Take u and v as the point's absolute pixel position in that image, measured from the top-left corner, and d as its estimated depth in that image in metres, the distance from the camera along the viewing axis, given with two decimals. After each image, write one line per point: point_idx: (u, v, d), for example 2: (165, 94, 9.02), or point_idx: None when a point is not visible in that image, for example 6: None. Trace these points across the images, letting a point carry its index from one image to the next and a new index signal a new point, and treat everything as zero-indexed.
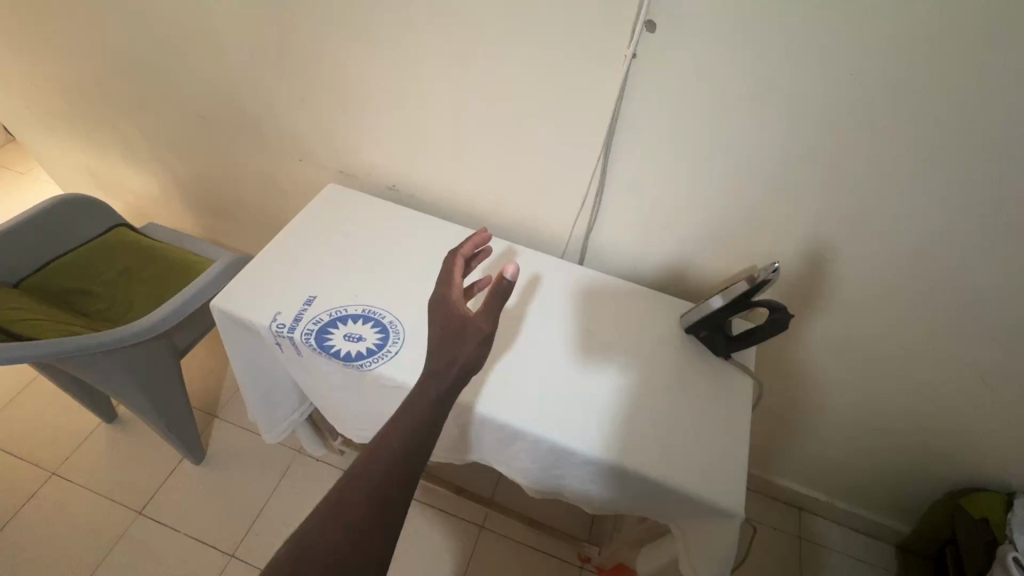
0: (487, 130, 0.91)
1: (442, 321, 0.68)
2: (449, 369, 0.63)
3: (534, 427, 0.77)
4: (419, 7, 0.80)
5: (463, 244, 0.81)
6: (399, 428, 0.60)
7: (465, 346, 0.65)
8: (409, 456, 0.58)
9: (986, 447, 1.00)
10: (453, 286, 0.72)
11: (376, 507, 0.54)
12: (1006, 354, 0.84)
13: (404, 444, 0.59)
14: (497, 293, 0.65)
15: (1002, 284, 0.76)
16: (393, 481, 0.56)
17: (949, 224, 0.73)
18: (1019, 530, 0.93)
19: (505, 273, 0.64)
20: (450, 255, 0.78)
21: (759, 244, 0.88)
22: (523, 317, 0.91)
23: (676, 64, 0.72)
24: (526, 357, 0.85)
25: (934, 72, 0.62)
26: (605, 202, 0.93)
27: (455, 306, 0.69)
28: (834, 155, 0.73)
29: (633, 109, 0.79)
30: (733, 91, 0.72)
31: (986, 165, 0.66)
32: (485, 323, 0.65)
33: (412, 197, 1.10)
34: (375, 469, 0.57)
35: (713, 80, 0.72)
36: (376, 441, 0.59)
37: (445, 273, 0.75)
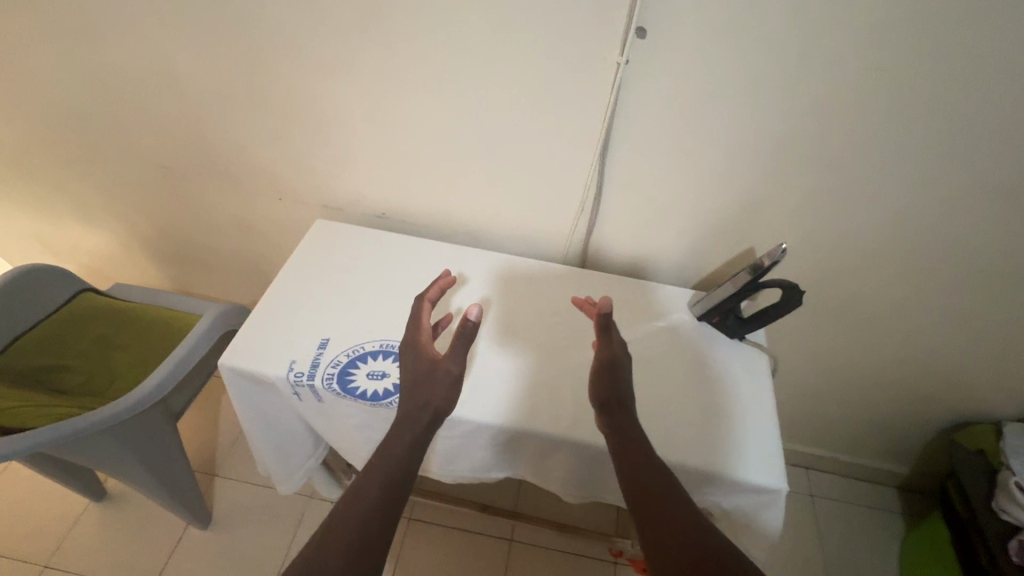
0: (478, 148, 0.90)
1: (412, 367, 0.71)
2: (423, 412, 0.67)
3: (574, 436, 0.77)
4: (405, 32, 0.79)
5: (430, 288, 0.82)
6: (376, 475, 0.62)
7: (438, 389, 0.69)
8: (386, 502, 0.60)
9: (975, 384, 1.08)
10: (421, 331, 0.75)
11: (355, 560, 0.54)
12: (986, 297, 0.91)
13: (382, 491, 0.61)
14: (464, 335, 0.69)
15: (976, 235, 0.83)
16: (372, 530, 0.57)
17: (937, 180, 0.78)
18: (1013, 456, 1.00)
19: (469, 314, 0.69)
20: (416, 302, 0.79)
21: (755, 228, 0.91)
22: (540, 327, 0.90)
23: (672, 62, 0.73)
24: (553, 371, 0.84)
25: (920, 41, 0.65)
26: (603, 205, 0.93)
27: (426, 351, 0.72)
28: (824, 133, 0.76)
29: (630, 110, 0.79)
30: (728, 83, 0.74)
31: (963, 126, 0.71)
32: (454, 367, 0.69)
33: (402, 224, 1.08)
34: (353, 519, 0.57)
35: (709, 72, 0.73)
36: (353, 488, 0.61)
37: (411, 318, 0.77)
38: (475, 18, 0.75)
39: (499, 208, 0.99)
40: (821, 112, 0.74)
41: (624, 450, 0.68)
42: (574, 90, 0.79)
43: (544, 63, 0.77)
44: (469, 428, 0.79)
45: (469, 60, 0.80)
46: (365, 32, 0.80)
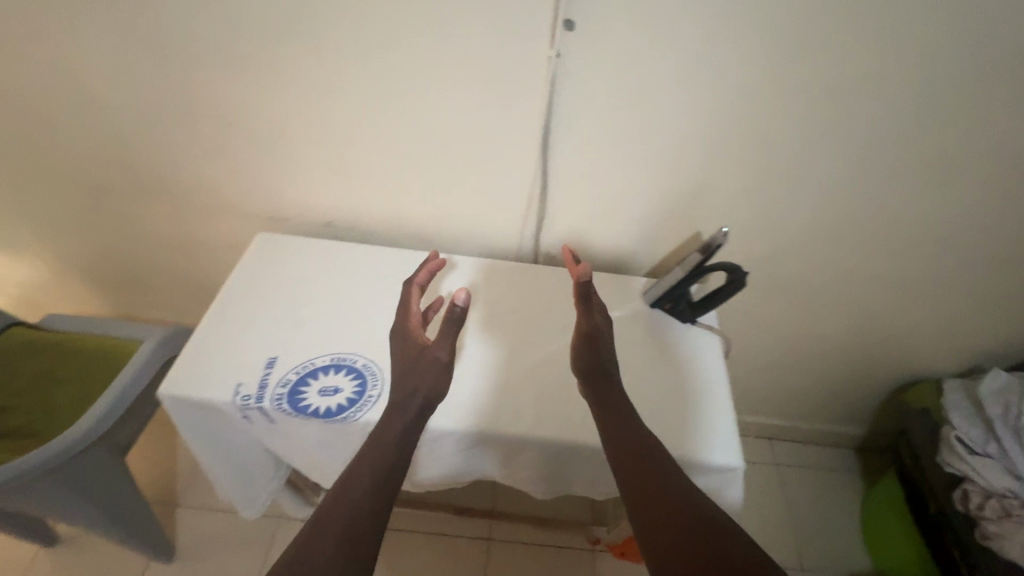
0: (417, 149, 0.88)
1: (403, 352, 0.72)
2: (413, 400, 0.66)
3: (532, 433, 0.76)
4: (339, 34, 0.75)
5: (418, 273, 0.84)
6: (367, 461, 0.61)
7: (427, 375, 0.68)
8: (379, 490, 0.59)
9: (917, 345, 1.14)
10: (410, 317, 0.76)
11: (349, 548, 0.52)
12: (917, 261, 0.96)
13: (373, 478, 0.59)
14: (451, 320, 0.68)
15: (903, 202, 0.87)
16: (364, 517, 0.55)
17: (871, 152, 0.81)
18: (953, 409, 1.04)
19: (456, 300, 0.67)
20: (405, 287, 0.81)
21: (700, 212, 0.93)
22: (497, 326, 0.89)
23: (614, 52, 0.72)
24: (503, 369, 0.83)
25: (834, 21, 0.68)
26: (551, 200, 0.92)
27: (415, 336, 0.73)
28: (757, 115, 0.78)
29: (575, 103, 0.78)
30: (669, 71, 0.74)
31: (881, 100, 0.75)
32: (443, 352, 0.69)
33: (350, 231, 1.04)
34: (344, 509, 0.56)
35: (650, 61, 0.73)
36: (343, 478, 0.59)
37: (401, 304, 0.79)
38: (401, 15, 0.72)
39: (448, 210, 0.97)
40: (762, 93, 0.75)
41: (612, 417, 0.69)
42: (516, 88, 0.77)
43: (484, 61, 0.75)
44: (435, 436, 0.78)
45: (406, 61, 0.77)
46: (297, 36, 0.76)
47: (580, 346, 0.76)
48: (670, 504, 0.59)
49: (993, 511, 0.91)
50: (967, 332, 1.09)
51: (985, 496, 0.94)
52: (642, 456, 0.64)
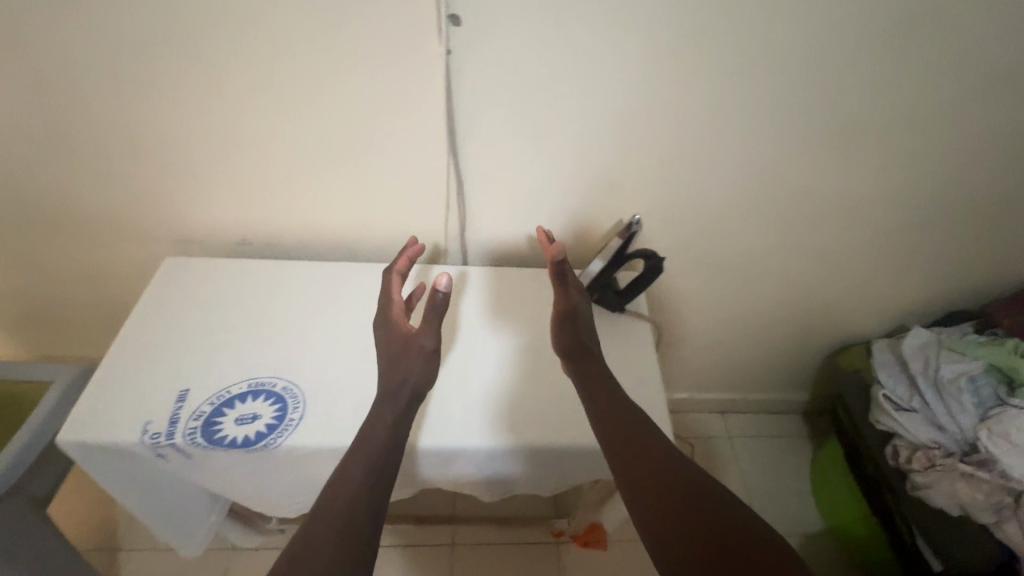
0: (324, 157, 0.84)
1: (387, 341, 0.73)
2: (401, 390, 0.69)
3: (490, 440, 0.75)
4: (228, 44, 0.71)
5: (397, 261, 0.83)
6: (359, 459, 0.62)
7: (414, 364, 0.70)
8: (373, 485, 0.60)
9: (845, 311, 1.17)
10: (393, 304, 0.76)
11: (348, 542, 0.54)
12: (833, 230, 0.99)
13: (365, 473, 0.61)
14: (435, 307, 0.69)
15: (813, 174, 0.89)
16: (359, 514, 0.57)
17: (782, 130, 0.82)
18: (883, 368, 1.07)
19: (438, 284, 0.68)
20: (386, 275, 0.81)
21: (623, 201, 0.91)
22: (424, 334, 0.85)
23: (518, 47, 0.71)
24: (455, 380, 0.81)
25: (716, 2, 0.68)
26: (471, 202, 0.89)
27: (399, 324, 0.74)
28: (659, 100, 0.77)
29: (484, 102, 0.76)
30: (577, 64, 0.72)
31: (775, 76, 0.76)
32: (428, 340, 0.70)
33: (267, 249, 0.99)
34: (336, 509, 0.57)
35: (556, 54, 0.72)
36: (334, 481, 0.60)
37: (382, 293, 0.78)
38: (278, 18, 0.68)
39: (367, 218, 0.92)
40: (671, 80, 0.75)
41: (592, 391, 0.71)
42: (423, 90, 0.74)
43: (385, 64, 0.72)
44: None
45: (304, 69, 0.73)
46: (183, 48, 0.71)
47: (560, 324, 0.77)
48: (653, 470, 0.60)
49: (919, 463, 0.96)
50: (893, 297, 1.14)
51: (913, 449, 0.99)
52: (623, 425, 0.66)
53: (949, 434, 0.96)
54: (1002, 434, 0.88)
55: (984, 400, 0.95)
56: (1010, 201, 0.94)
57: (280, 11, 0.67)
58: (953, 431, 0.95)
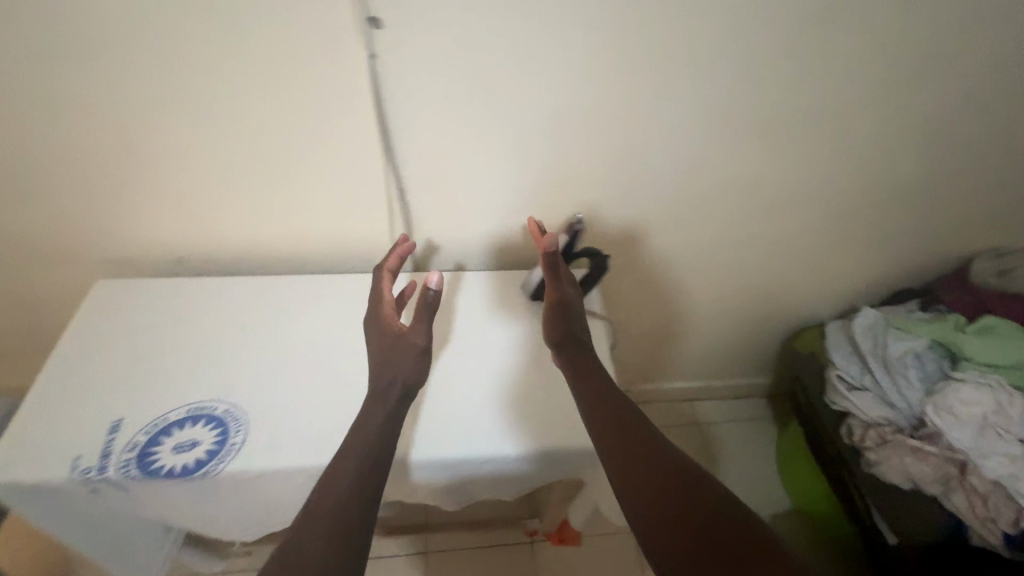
0: (252, 172, 0.78)
1: (379, 338, 0.72)
2: (391, 390, 0.68)
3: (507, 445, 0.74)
4: (138, 58, 0.65)
5: (387, 258, 0.79)
6: (351, 455, 0.62)
7: (405, 361, 0.69)
8: (364, 483, 0.61)
9: (801, 295, 1.18)
10: (383, 302, 0.75)
11: (341, 541, 0.56)
12: (784, 218, 0.99)
13: (357, 471, 0.61)
14: (426, 304, 0.69)
15: (760, 165, 0.88)
16: (351, 511, 0.58)
17: (732, 125, 0.81)
18: (836, 349, 1.09)
19: (430, 283, 0.69)
20: (375, 273, 0.78)
21: (574, 202, 0.88)
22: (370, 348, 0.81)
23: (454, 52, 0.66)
24: (445, 397, 0.77)
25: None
26: (415, 212, 0.84)
27: (390, 322, 0.73)
28: (600, 99, 0.74)
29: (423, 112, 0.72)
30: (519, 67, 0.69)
31: (715, 70, 0.74)
32: (421, 338, 0.70)
33: (202, 270, 0.92)
34: (327, 508, 0.58)
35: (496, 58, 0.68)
36: (324, 481, 0.61)
37: (373, 291, 0.77)
38: (182, 27, 0.62)
39: (307, 232, 0.87)
40: (618, 80, 0.73)
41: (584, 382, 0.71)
42: (356, 100, 0.70)
43: (314, 74, 0.67)
44: (303, 480, 0.69)
45: (225, 81, 0.68)
46: (84, 60, 0.65)
47: (551, 316, 0.76)
48: (638, 456, 0.62)
49: (872, 441, 0.99)
50: (848, 281, 1.16)
51: (865, 428, 1.01)
52: (610, 411, 0.67)
53: (899, 410, 0.99)
54: (946, 408, 0.92)
55: (930, 374, 0.98)
56: (952, 185, 0.97)
57: (193, 21, 0.62)
58: (902, 407, 0.99)
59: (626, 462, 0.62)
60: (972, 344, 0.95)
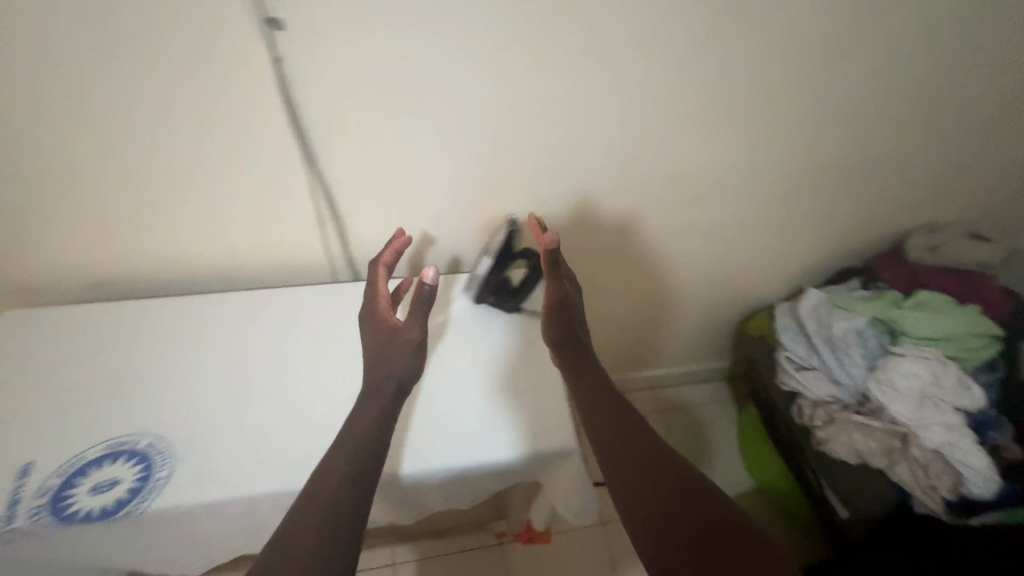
0: (164, 185, 0.73)
1: (375, 332, 0.71)
2: (388, 382, 0.67)
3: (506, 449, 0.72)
4: (18, 72, 0.58)
5: (382, 254, 0.78)
6: (343, 449, 0.60)
7: (401, 357, 0.69)
8: (359, 476, 0.58)
9: (752, 282, 1.19)
10: (379, 296, 0.74)
11: (332, 536, 0.53)
12: (731, 213, 0.97)
13: (351, 463, 0.59)
14: (421, 299, 0.68)
15: (703, 161, 0.85)
16: (343, 511, 0.55)
17: (673, 125, 0.78)
18: (785, 332, 1.11)
19: (425, 278, 0.68)
20: (369, 268, 0.77)
21: (514, 203, 0.85)
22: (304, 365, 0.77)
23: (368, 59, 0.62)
24: (435, 404, 0.75)
25: None
26: (348, 218, 0.81)
27: (385, 316, 0.72)
28: (529, 100, 0.71)
29: (343, 120, 0.68)
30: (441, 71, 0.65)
31: (648, 67, 0.70)
32: (415, 332, 0.69)
33: (125, 290, 0.86)
34: (315, 508, 0.55)
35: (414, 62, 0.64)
36: (315, 475, 0.59)
37: (367, 287, 0.76)
38: (57, 35, 0.56)
39: (234, 244, 0.82)
40: (550, 81, 0.69)
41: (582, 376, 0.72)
42: (267, 107, 0.65)
43: (219, 81, 0.62)
44: (241, 509, 0.66)
45: (120, 95, 0.62)
46: None
47: (551, 314, 0.77)
48: (631, 444, 0.62)
49: (820, 419, 1.02)
50: (796, 267, 1.17)
51: (814, 406, 1.04)
52: (605, 402, 0.68)
53: (844, 386, 1.03)
54: (886, 381, 0.95)
55: (871, 351, 1.00)
56: (896, 172, 0.97)
57: (72, 32, 0.56)
58: (847, 383, 1.02)
59: (623, 448, 0.62)
60: (909, 319, 0.97)
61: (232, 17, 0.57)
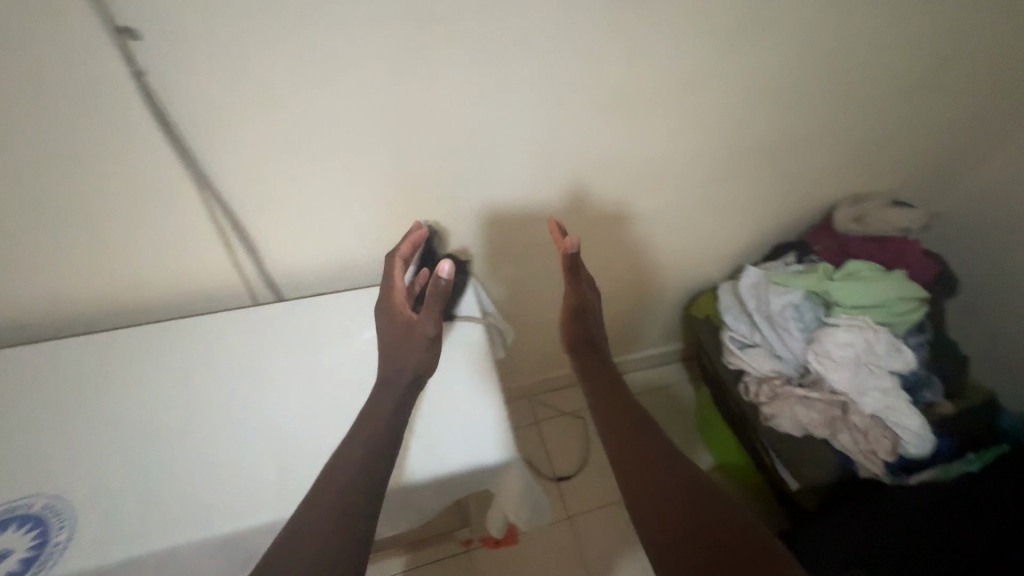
0: (32, 219, 0.64)
1: (389, 323, 0.72)
2: (402, 376, 0.69)
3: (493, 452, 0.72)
4: None
5: (400, 247, 0.75)
6: (358, 439, 0.64)
7: (417, 352, 0.71)
8: (372, 467, 0.61)
9: (694, 264, 1.18)
10: (396, 289, 0.73)
11: (344, 527, 0.56)
12: (663, 198, 0.96)
13: (365, 453, 0.62)
14: (436, 295, 0.71)
15: (628, 150, 0.83)
16: (356, 505, 0.58)
17: (590, 116, 0.75)
18: (728, 312, 1.12)
19: (440, 273, 0.70)
20: (388, 261, 0.74)
21: (437, 204, 0.80)
22: (220, 399, 0.71)
23: (235, 65, 0.56)
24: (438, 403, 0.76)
25: None
26: (256, 235, 0.75)
27: (401, 310, 0.73)
28: (436, 102, 0.66)
29: (222, 135, 0.61)
30: (324, 77, 0.59)
31: (561, 59, 0.66)
32: (430, 328, 0.71)
33: (12, 331, 0.78)
34: (332, 503, 0.58)
35: (290, 69, 0.57)
36: (332, 464, 0.62)
37: (384, 280, 0.74)
38: None
39: (131, 272, 0.75)
40: (455, 82, 0.64)
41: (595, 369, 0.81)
42: (138, 128, 0.58)
43: (73, 103, 0.55)
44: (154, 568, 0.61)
45: None
46: None
47: (570, 318, 0.84)
48: (634, 429, 0.69)
49: (765, 395, 1.03)
50: (737, 246, 1.17)
51: (759, 383, 1.06)
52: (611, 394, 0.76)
53: (786, 361, 1.05)
54: (824, 353, 0.97)
55: (809, 324, 1.02)
56: (821, 147, 0.96)
57: None
58: (788, 358, 1.04)
59: (625, 435, 0.69)
60: (840, 290, 1.00)
61: (58, 29, 0.49)
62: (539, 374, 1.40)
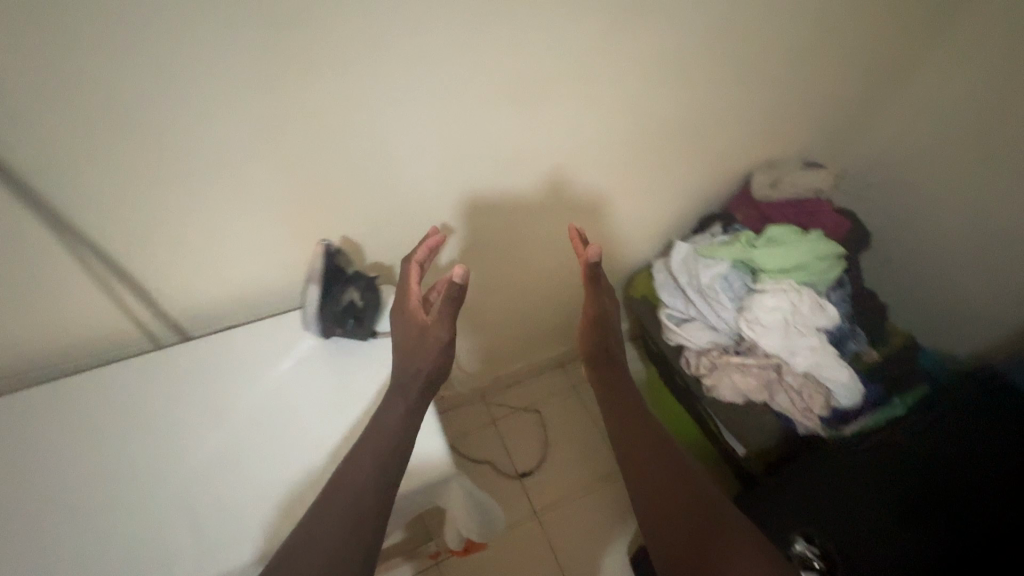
0: None
1: (402, 327, 0.70)
2: (415, 380, 0.66)
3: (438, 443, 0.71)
4: None
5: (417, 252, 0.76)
6: (371, 440, 0.61)
7: (430, 355, 0.67)
8: (386, 472, 0.59)
9: (627, 246, 1.18)
10: (411, 295, 0.72)
11: (355, 533, 0.54)
12: (583, 185, 0.95)
13: (378, 453, 0.60)
14: (450, 299, 0.66)
15: (537, 141, 0.81)
16: (368, 522, 0.55)
17: (492, 110, 0.72)
18: (663, 290, 1.13)
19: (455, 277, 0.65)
20: (404, 265, 0.75)
21: (343, 217, 0.76)
22: (121, 458, 0.65)
23: (74, 86, 0.50)
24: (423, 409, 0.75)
25: None
26: (141, 274, 0.68)
27: (414, 313, 0.70)
28: (319, 107, 0.61)
29: (75, 166, 0.55)
30: (186, 92, 0.54)
31: (445, 52, 0.63)
32: (444, 332, 0.67)
33: None
34: (342, 521, 0.55)
35: (142, 86, 0.52)
36: (347, 462, 0.60)
37: (400, 284, 0.74)
38: None
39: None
40: (335, 85, 0.60)
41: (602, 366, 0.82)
42: None
43: None
44: None
45: None
46: None
47: (588, 327, 0.85)
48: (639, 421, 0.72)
49: (704, 367, 1.05)
50: (666, 223, 1.18)
51: (699, 356, 1.08)
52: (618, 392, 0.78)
53: (722, 331, 1.07)
54: (754, 320, 0.99)
55: (738, 293, 1.04)
56: (729, 118, 0.98)
57: None
58: (723, 328, 1.06)
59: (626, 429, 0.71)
60: (763, 256, 1.02)
61: None
62: (489, 374, 1.38)
